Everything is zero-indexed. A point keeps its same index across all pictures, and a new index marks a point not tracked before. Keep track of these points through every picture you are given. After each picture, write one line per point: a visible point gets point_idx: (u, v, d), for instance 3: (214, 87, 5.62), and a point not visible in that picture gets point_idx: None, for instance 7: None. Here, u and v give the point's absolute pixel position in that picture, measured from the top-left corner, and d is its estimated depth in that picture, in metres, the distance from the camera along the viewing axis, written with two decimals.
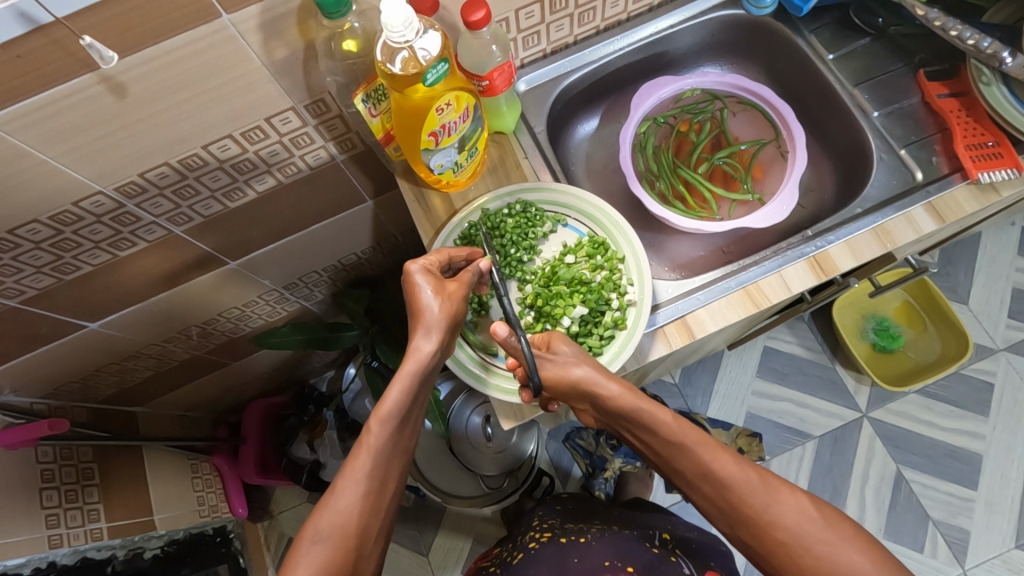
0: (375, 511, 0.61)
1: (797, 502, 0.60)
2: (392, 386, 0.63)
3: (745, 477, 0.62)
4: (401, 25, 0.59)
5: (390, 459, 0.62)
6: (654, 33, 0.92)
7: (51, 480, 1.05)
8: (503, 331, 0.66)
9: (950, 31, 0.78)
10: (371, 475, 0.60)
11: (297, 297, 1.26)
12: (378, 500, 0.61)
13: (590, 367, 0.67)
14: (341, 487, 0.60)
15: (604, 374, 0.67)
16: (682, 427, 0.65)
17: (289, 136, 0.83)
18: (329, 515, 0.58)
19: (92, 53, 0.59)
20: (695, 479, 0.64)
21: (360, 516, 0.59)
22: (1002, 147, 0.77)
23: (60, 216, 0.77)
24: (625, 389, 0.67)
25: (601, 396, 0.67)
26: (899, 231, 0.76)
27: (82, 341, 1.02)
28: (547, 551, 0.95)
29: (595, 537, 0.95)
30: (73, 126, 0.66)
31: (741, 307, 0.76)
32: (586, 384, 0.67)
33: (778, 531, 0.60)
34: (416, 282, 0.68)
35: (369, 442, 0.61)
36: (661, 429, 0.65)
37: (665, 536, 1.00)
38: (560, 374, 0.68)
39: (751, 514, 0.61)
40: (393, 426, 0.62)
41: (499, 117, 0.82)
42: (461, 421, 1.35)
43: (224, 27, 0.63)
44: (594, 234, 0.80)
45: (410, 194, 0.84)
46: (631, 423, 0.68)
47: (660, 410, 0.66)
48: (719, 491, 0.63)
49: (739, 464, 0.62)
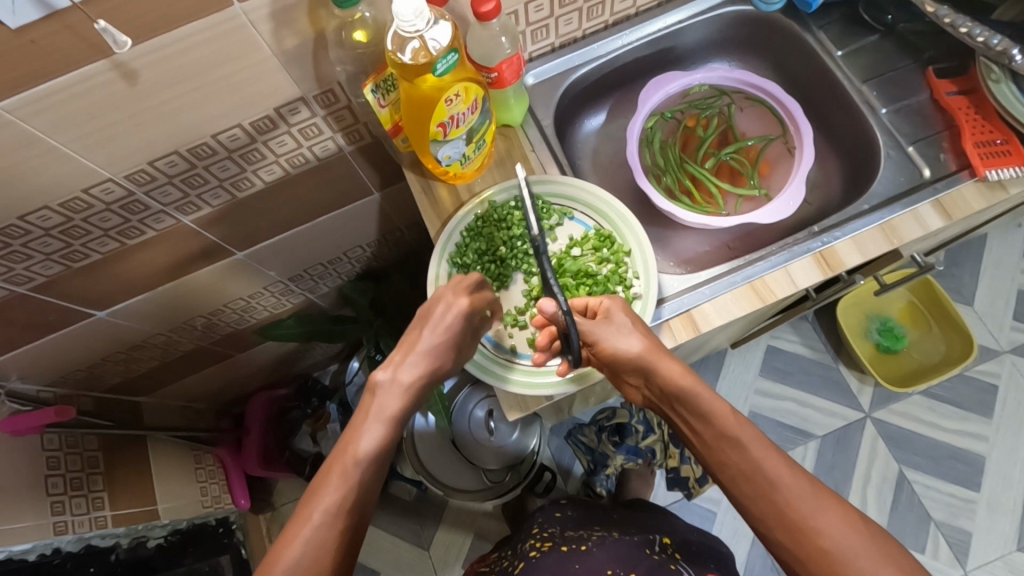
0: (345, 556, 0.58)
1: (845, 517, 0.58)
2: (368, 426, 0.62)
3: (795, 481, 0.60)
4: (411, 15, 0.60)
5: (361, 499, 0.60)
6: (662, 28, 0.92)
7: (56, 467, 1.06)
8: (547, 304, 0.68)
9: (960, 28, 0.78)
10: (336, 521, 0.58)
11: (303, 289, 1.27)
12: (344, 548, 0.58)
13: (645, 343, 0.68)
14: (308, 527, 0.57)
15: (659, 354, 0.68)
16: (738, 421, 0.64)
17: (297, 127, 0.83)
18: (292, 557, 0.55)
19: (106, 36, 0.59)
20: (740, 475, 0.63)
21: (327, 562, 0.56)
22: (1011, 145, 0.76)
23: (71, 203, 0.77)
24: (685, 370, 0.68)
25: (659, 373, 0.68)
26: (906, 228, 0.76)
27: (91, 330, 1.03)
28: (549, 559, 0.94)
29: (596, 546, 0.96)
30: (84, 112, 0.66)
31: (747, 302, 0.76)
32: (644, 360, 0.68)
33: (822, 539, 0.57)
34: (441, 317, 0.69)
35: (337, 483, 0.59)
36: (715, 417, 0.65)
37: (665, 540, 1.00)
38: (616, 348, 0.69)
39: (794, 518, 0.59)
40: (367, 463, 0.61)
41: (508, 110, 0.82)
42: (464, 415, 1.34)
43: (235, 15, 0.63)
44: (600, 227, 0.80)
45: (417, 185, 0.84)
46: (685, 409, 0.68)
47: (717, 398, 0.66)
48: (763, 489, 0.61)
49: (793, 472, 0.61)
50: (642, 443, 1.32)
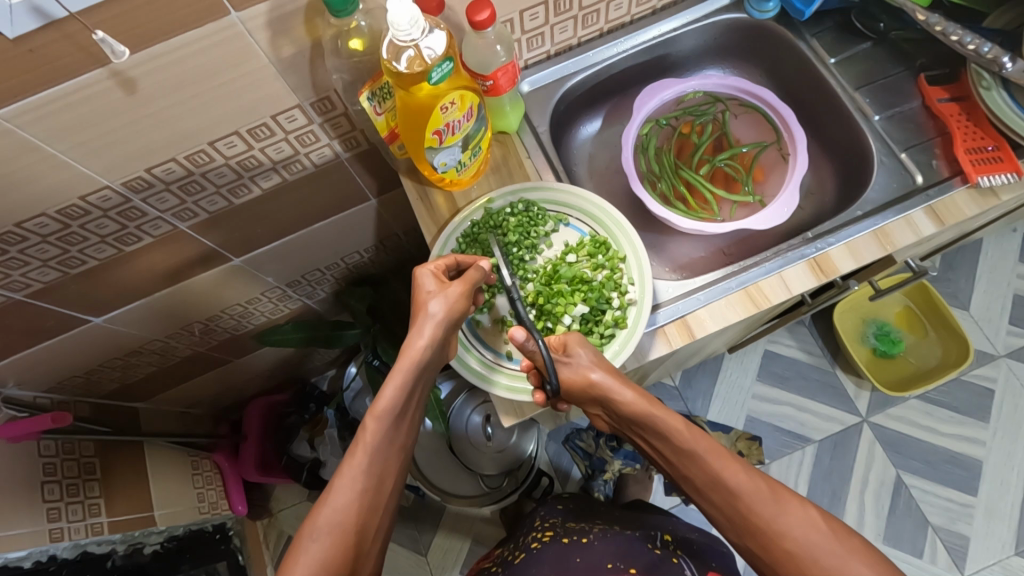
0: (373, 509, 0.62)
1: (805, 515, 0.58)
2: (387, 384, 0.64)
3: (753, 485, 0.60)
4: (407, 23, 0.59)
5: (384, 457, 0.64)
6: (656, 36, 0.93)
7: (53, 474, 1.06)
8: (521, 335, 0.66)
9: (950, 36, 0.78)
10: (365, 476, 0.62)
11: (300, 294, 1.27)
12: (376, 498, 0.62)
13: (606, 372, 0.68)
14: (339, 484, 0.61)
15: (619, 380, 0.68)
16: (693, 433, 0.65)
17: (294, 134, 0.84)
18: (327, 512, 0.59)
19: (104, 46, 0.60)
20: (703, 486, 0.64)
21: (355, 515, 0.60)
22: (1002, 151, 0.77)
23: (67, 210, 0.78)
24: (638, 393, 0.67)
25: (615, 401, 0.68)
26: (899, 233, 0.77)
27: (89, 335, 1.03)
28: (549, 550, 0.97)
29: (598, 538, 0.97)
30: (80, 120, 0.67)
31: (742, 307, 0.76)
32: (601, 388, 0.68)
33: (786, 542, 0.58)
34: (421, 282, 0.70)
35: (366, 442, 0.63)
36: (672, 434, 0.66)
37: (666, 536, 1.00)
38: (575, 376, 0.69)
39: (758, 524, 0.59)
40: (389, 422, 0.64)
41: (503, 117, 0.83)
42: (461, 420, 1.34)
43: (232, 25, 0.64)
44: (595, 234, 0.80)
45: (414, 191, 0.85)
46: (643, 430, 0.69)
47: (673, 415, 0.66)
48: (726, 498, 0.61)
49: (750, 475, 0.61)
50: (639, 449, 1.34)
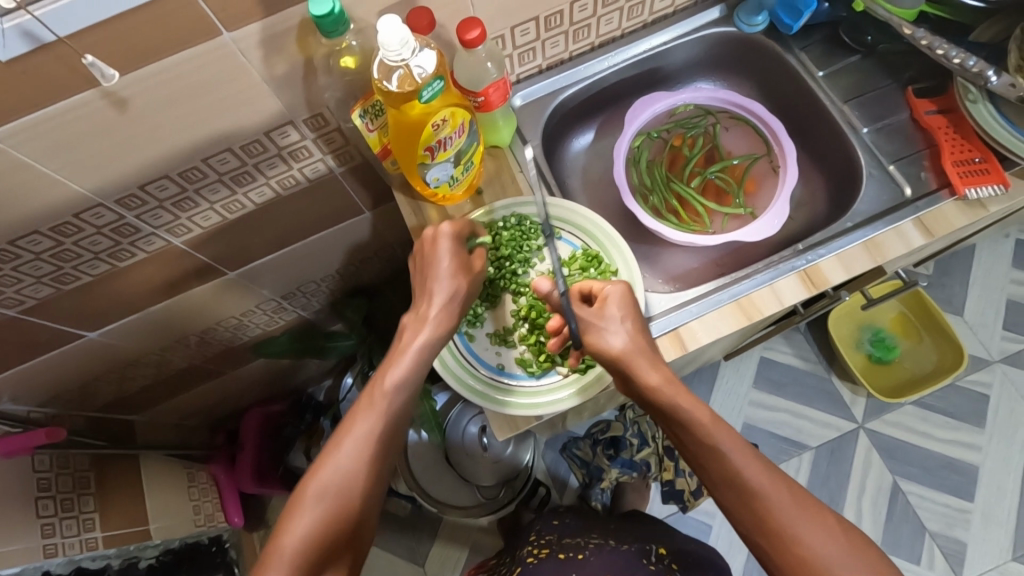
0: (376, 476, 0.63)
1: (826, 527, 0.60)
2: (398, 356, 0.67)
3: (777, 491, 0.61)
4: (397, 44, 0.59)
5: (393, 423, 0.65)
6: (647, 50, 0.93)
7: (47, 489, 1.06)
8: (545, 284, 0.75)
9: (937, 50, 0.78)
10: (348, 472, 0.61)
11: (295, 306, 1.27)
12: (380, 465, 0.63)
13: (633, 343, 0.66)
14: (343, 444, 0.63)
15: (647, 358, 0.65)
16: (719, 428, 0.63)
17: (287, 149, 0.84)
18: (329, 471, 0.61)
19: (94, 69, 0.60)
20: (721, 481, 0.63)
21: (359, 480, 0.61)
22: (989, 163, 0.77)
23: (61, 227, 0.78)
24: (666, 377, 0.64)
25: (639, 381, 0.65)
26: (889, 244, 0.77)
27: (83, 349, 1.03)
28: (546, 565, 0.98)
29: (593, 554, 0.99)
30: (73, 139, 0.67)
31: (734, 320, 0.77)
32: (629, 361, 0.66)
33: (804, 550, 0.59)
34: (432, 240, 0.72)
35: (352, 437, 0.63)
36: (695, 425, 0.63)
37: (661, 550, 1.01)
38: (603, 343, 0.67)
39: (778, 530, 0.60)
40: (398, 393, 0.65)
41: (496, 131, 0.83)
42: (457, 430, 1.34)
43: (224, 44, 0.64)
44: (588, 247, 0.80)
45: (406, 206, 0.85)
46: (661, 413, 0.66)
47: (699, 405, 0.64)
48: (747, 498, 0.61)
49: (775, 481, 0.61)
50: (637, 456, 1.35)
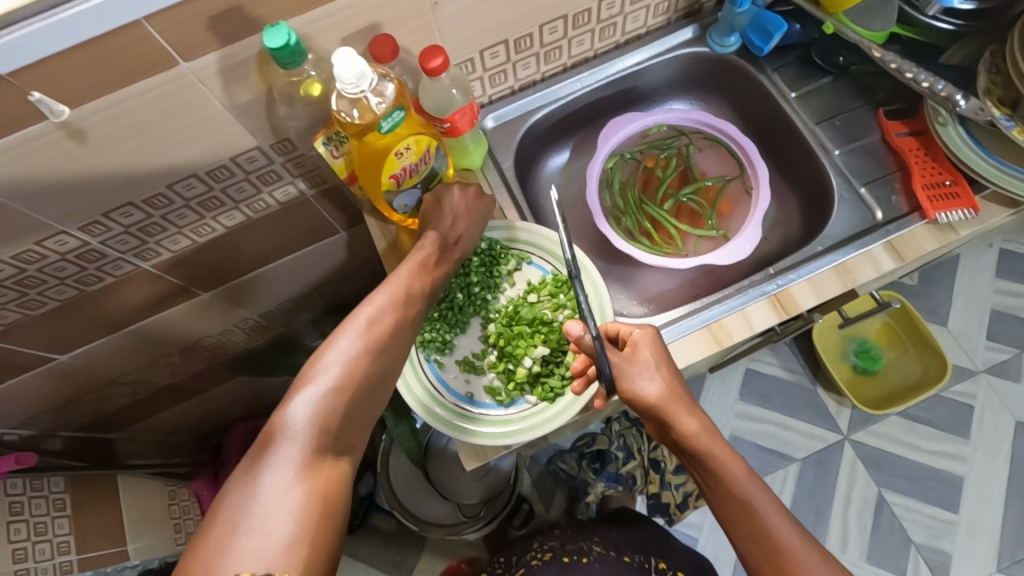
0: (382, 363, 0.63)
1: None
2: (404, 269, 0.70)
3: (804, 552, 0.62)
4: (354, 76, 0.58)
5: (398, 324, 0.66)
6: (621, 70, 0.93)
7: (19, 513, 1.04)
8: (576, 328, 0.70)
9: (905, 73, 0.78)
10: (336, 375, 0.60)
11: (274, 324, 1.26)
12: (386, 357, 0.64)
13: (669, 389, 0.68)
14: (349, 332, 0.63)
15: (684, 407, 0.68)
16: (751, 483, 0.66)
17: (256, 174, 0.83)
18: (335, 354, 0.61)
19: (42, 105, 0.59)
20: (749, 537, 0.64)
21: (364, 363, 0.62)
22: (959, 187, 0.77)
23: (24, 255, 0.77)
24: (703, 427, 0.68)
25: (676, 429, 0.68)
26: (859, 269, 0.77)
27: (54, 373, 1.02)
28: (549, 569, 0.99)
29: (598, 559, 0.99)
30: (30, 170, 0.66)
31: (704, 346, 0.76)
32: (664, 410, 0.68)
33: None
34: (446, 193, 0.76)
35: (333, 351, 0.62)
36: (728, 478, 0.66)
37: (663, 565, 1.01)
38: (637, 390, 0.68)
39: None
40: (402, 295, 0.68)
41: (465, 155, 0.83)
42: (439, 444, 1.38)
43: (182, 74, 0.63)
44: (557, 272, 0.79)
45: (376, 230, 0.84)
46: (699, 464, 0.69)
47: (733, 459, 0.67)
48: (773, 556, 0.63)
49: (802, 541, 0.63)
50: (623, 469, 1.35)
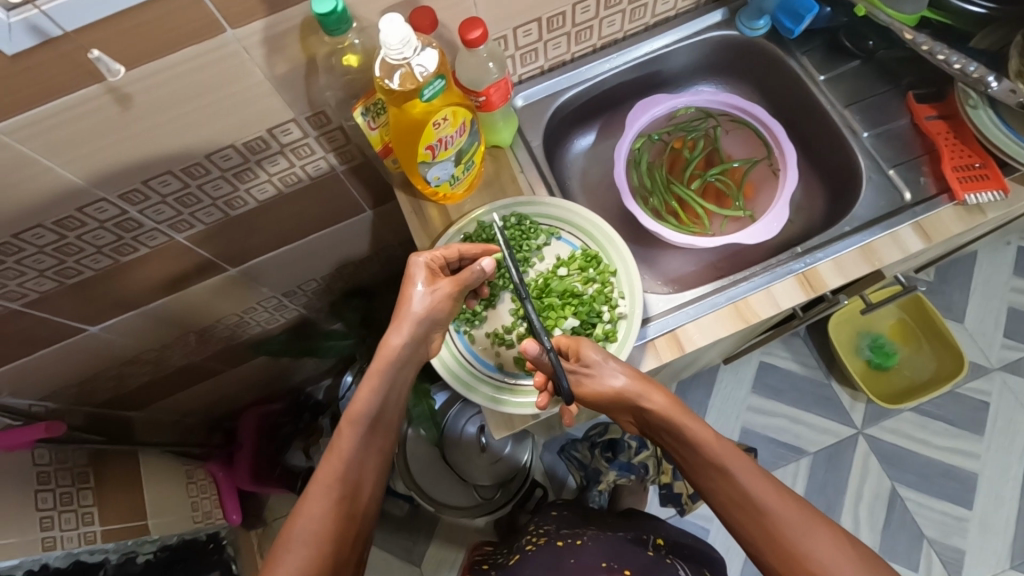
0: (350, 516, 0.63)
1: (834, 539, 0.61)
2: (360, 391, 0.67)
3: (784, 507, 0.63)
4: (399, 43, 0.60)
5: (361, 465, 0.65)
6: (649, 52, 0.94)
7: (47, 483, 1.06)
8: (533, 348, 0.68)
9: (938, 55, 0.79)
10: (311, 543, 0.59)
11: (296, 304, 1.28)
12: (352, 506, 0.64)
13: (628, 378, 0.70)
14: (313, 493, 0.62)
15: (646, 386, 0.70)
16: (723, 448, 0.67)
17: (290, 147, 0.84)
18: (303, 522, 0.60)
19: (100, 64, 0.60)
20: (729, 502, 0.65)
21: (332, 523, 0.61)
22: (989, 169, 0.78)
23: (64, 221, 0.78)
24: (667, 400, 0.70)
25: (645, 406, 0.70)
26: (885, 249, 0.78)
27: (84, 345, 1.04)
28: (543, 553, 0.97)
29: (591, 539, 0.98)
30: (76, 135, 0.67)
31: (731, 323, 0.77)
32: (629, 396, 0.70)
33: (813, 564, 0.59)
34: (412, 271, 0.72)
35: (304, 513, 0.61)
36: (700, 447, 0.68)
37: (659, 541, 1.02)
38: (601, 383, 0.70)
39: (785, 545, 0.61)
40: (363, 428, 0.66)
41: (496, 132, 0.84)
42: (455, 428, 1.35)
43: (228, 42, 0.65)
44: (587, 248, 0.81)
45: (408, 205, 0.85)
46: (672, 437, 0.71)
47: (704, 429, 0.68)
48: (753, 515, 0.63)
49: (781, 496, 0.63)
50: (634, 459, 1.35)
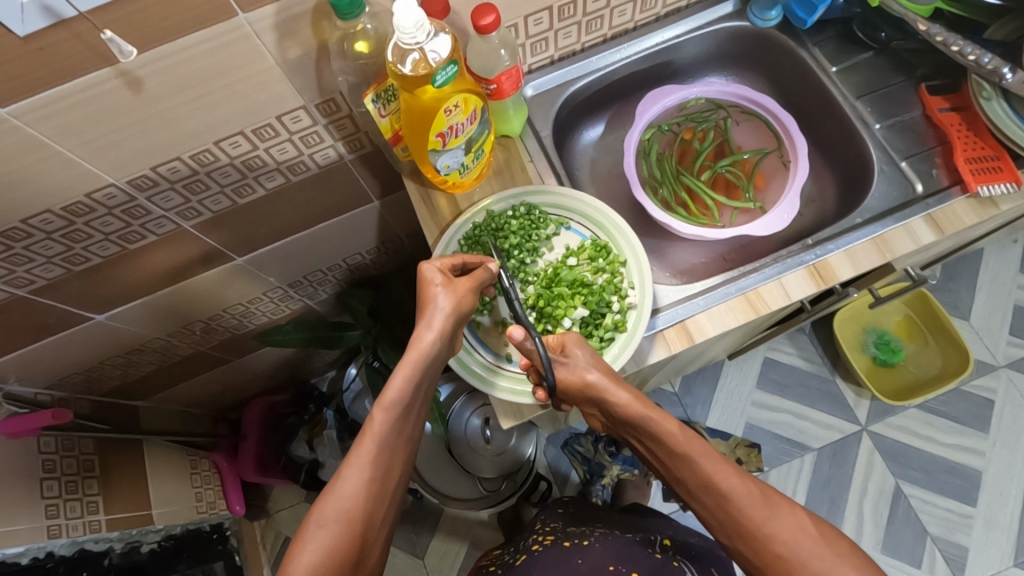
0: (380, 498, 0.61)
1: (795, 518, 0.60)
2: (396, 376, 0.64)
3: (746, 490, 0.62)
4: (412, 26, 0.60)
5: (393, 449, 0.63)
6: (660, 42, 0.94)
7: (53, 470, 1.05)
8: (520, 333, 0.66)
9: (951, 46, 0.78)
10: (338, 524, 0.58)
11: (302, 295, 1.27)
12: (383, 487, 0.62)
13: (601, 373, 0.69)
14: (347, 472, 0.60)
15: (615, 382, 0.69)
16: (687, 436, 0.65)
17: (299, 135, 0.84)
18: (335, 500, 0.59)
19: (112, 45, 0.60)
20: (696, 489, 0.65)
21: (362, 504, 0.60)
22: (1002, 161, 0.77)
23: (73, 207, 0.78)
24: (634, 396, 0.68)
25: (611, 402, 0.68)
26: (898, 241, 0.77)
27: (91, 333, 1.04)
28: (549, 553, 0.98)
29: (598, 541, 0.98)
30: (87, 119, 0.67)
31: (741, 313, 0.77)
32: (597, 389, 0.69)
33: (777, 546, 0.60)
34: (426, 277, 0.69)
35: (335, 490, 0.60)
36: (665, 438, 0.66)
37: (666, 541, 1.01)
38: (573, 376, 0.70)
39: (750, 528, 0.61)
40: (398, 413, 0.63)
41: (506, 121, 0.83)
42: (460, 423, 1.34)
43: (240, 26, 0.64)
44: (596, 238, 0.81)
45: (416, 193, 0.85)
46: (636, 430, 0.69)
47: (668, 419, 0.67)
48: (719, 502, 0.63)
49: (743, 481, 0.63)
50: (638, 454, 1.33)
